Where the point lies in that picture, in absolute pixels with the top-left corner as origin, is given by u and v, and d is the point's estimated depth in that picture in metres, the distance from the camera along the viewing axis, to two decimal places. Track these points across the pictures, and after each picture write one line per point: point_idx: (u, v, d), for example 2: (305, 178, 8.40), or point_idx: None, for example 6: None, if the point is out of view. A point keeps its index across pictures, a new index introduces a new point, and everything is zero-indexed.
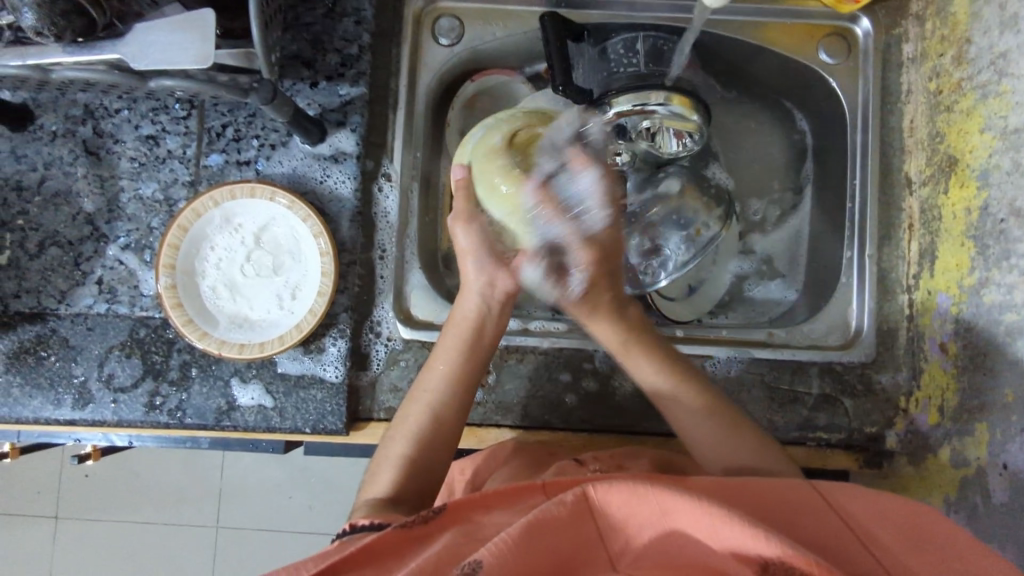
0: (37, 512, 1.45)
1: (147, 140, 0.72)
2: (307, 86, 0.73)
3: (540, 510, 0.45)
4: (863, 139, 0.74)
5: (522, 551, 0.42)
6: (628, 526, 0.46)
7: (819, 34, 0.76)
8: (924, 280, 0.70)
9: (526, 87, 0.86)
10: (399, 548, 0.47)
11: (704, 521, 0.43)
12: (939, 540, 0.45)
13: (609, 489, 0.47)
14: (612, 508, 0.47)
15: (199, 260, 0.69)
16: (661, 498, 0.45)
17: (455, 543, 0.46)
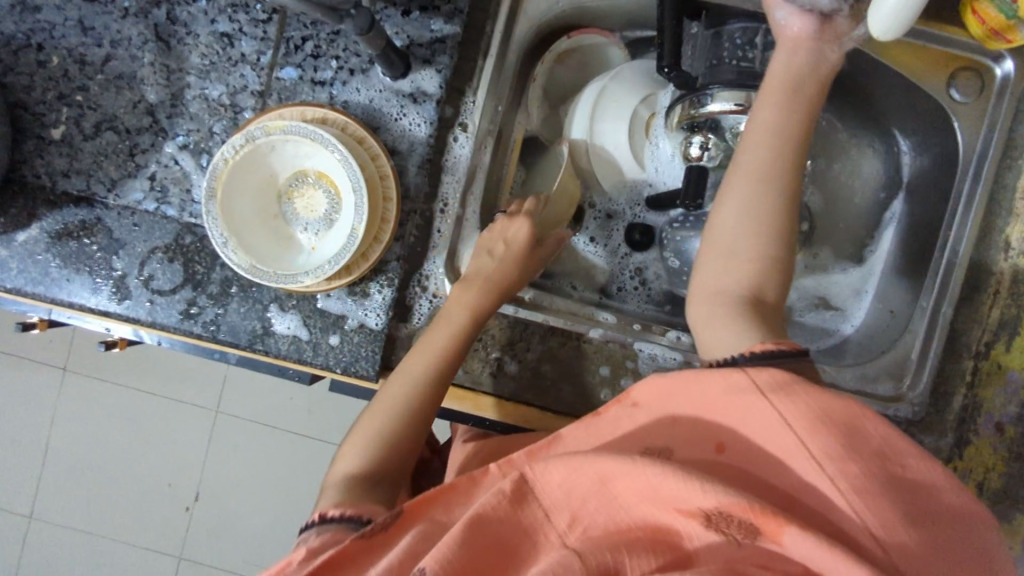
0: (47, 363, 1.48)
1: (221, 38, 0.67)
2: (398, 13, 0.68)
3: (479, 506, 0.46)
4: (970, 189, 0.69)
5: (467, 550, 0.44)
6: (572, 501, 0.47)
7: (954, 66, 0.70)
8: (996, 352, 0.68)
9: (621, 53, 0.81)
10: (365, 557, 0.47)
11: (643, 485, 0.46)
12: (875, 443, 0.43)
13: (546, 470, 0.48)
14: (551, 486, 0.48)
15: (246, 196, 0.64)
16: (598, 468, 0.47)
17: (417, 542, 0.47)
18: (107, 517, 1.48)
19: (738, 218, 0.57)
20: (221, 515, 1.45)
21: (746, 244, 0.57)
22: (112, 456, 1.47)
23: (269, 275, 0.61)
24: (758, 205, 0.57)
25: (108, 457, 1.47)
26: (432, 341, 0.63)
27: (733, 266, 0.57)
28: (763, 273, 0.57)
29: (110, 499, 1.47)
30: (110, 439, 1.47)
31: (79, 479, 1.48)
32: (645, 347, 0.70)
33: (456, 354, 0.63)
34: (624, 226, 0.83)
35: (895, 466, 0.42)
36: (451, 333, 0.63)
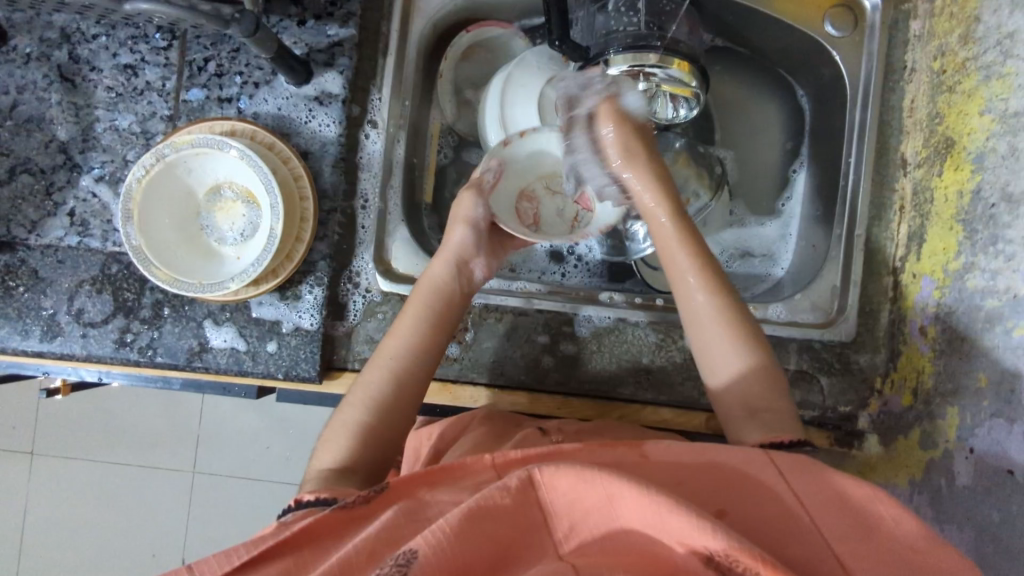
0: (13, 446, 1.45)
1: (125, 69, 0.69)
2: (294, 23, 0.70)
3: (484, 497, 0.43)
4: (861, 117, 0.73)
5: (462, 545, 0.41)
6: (577, 508, 0.44)
7: (827, 5, 0.74)
8: (909, 263, 0.70)
9: (524, 42, 0.84)
10: (343, 525, 0.47)
11: (649, 513, 0.42)
12: (882, 529, 0.43)
13: (556, 473, 0.44)
14: (557, 492, 0.44)
15: (162, 215, 0.65)
16: (608, 485, 0.43)
17: (393, 521, 0.45)
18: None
19: (705, 323, 0.61)
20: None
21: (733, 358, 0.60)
22: (90, 533, 1.43)
23: (194, 287, 0.62)
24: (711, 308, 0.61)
25: (86, 536, 1.43)
26: (365, 381, 0.62)
27: (716, 336, 0.60)
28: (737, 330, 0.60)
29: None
30: (84, 516, 1.43)
31: (58, 563, 1.43)
32: (580, 311, 0.72)
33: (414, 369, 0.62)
34: None
35: (901, 548, 0.42)
36: (387, 372, 0.61)
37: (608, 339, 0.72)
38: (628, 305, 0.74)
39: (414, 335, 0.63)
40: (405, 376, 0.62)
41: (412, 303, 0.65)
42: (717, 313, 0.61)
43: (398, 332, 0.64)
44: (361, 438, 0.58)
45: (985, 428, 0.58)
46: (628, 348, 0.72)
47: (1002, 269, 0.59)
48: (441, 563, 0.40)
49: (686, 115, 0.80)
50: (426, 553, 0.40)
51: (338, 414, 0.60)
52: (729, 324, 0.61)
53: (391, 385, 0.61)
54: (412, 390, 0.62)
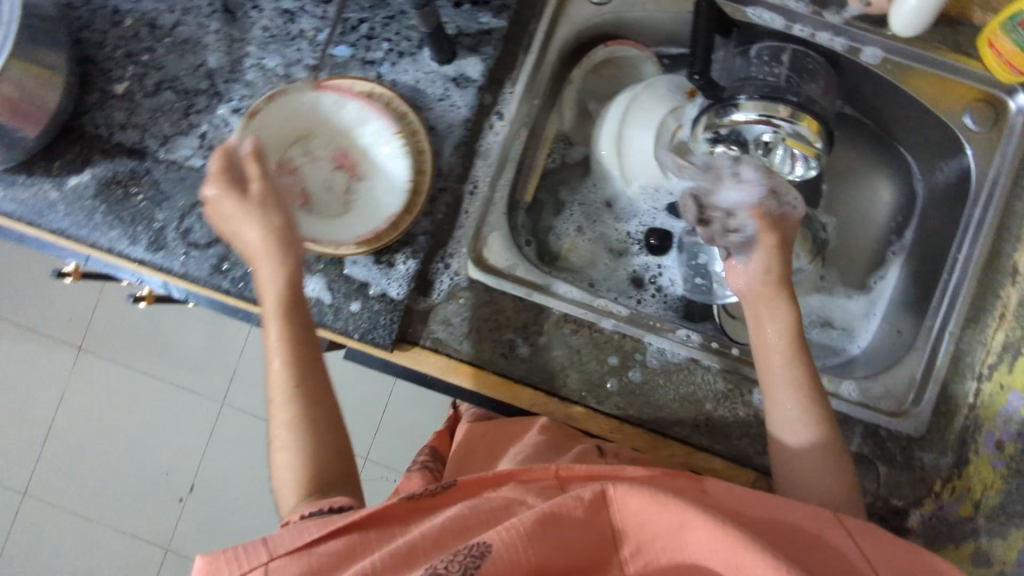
0: (66, 335, 1.51)
1: (284, 14, 0.72)
2: (450, 4, 0.72)
3: (558, 504, 0.48)
4: (980, 216, 0.72)
5: (534, 545, 0.46)
6: (644, 528, 0.49)
7: (971, 97, 0.74)
8: (999, 373, 0.69)
9: (654, 67, 0.84)
10: (410, 514, 0.52)
11: (719, 548, 0.46)
12: None
13: (628, 494, 0.50)
14: (629, 510, 0.50)
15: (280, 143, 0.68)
16: (679, 514, 0.48)
17: (463, 513, 0.50)
18: (100, 499, 1.47)
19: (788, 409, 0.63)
20: (213, 508, 1.44)
21: (804, 434, 0.62)
22: (115, 437, 1.48)
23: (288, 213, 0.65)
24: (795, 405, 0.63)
25: (111, 438, 1.48)
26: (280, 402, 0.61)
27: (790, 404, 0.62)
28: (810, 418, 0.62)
29: (106, 482, 1.47)
30: (114, 419, 1.48)
31: (79, 458, 1.48)
32: (654, 341, 0.73)
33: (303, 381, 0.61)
34: (643, 231, 0.85)
35: None
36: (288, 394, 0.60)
37: (676, 376, 0.73)
38: (702, 347, 0.74)
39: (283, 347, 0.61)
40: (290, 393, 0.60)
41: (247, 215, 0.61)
42: (804, 404, 0.62)
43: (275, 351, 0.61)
44: (295, 375, 0.61)
45: None
46: (693, 389, 0.73)
47: None
48: (515, 559, 0.45)
49: (801, 173, 0.78)
50: (496, 548, 0.45)
51: (264, 341, 0.62)
52: (807, 399, 0.62)
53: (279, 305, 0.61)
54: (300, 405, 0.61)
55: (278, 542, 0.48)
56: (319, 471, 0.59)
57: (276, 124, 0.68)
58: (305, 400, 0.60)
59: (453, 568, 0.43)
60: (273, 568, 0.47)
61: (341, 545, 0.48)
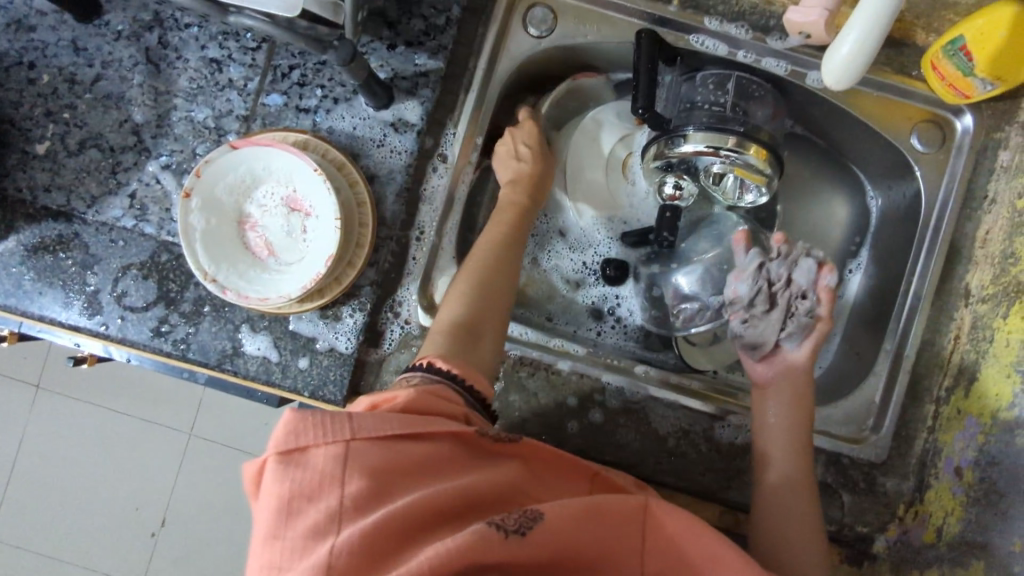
0: (22, 379, 1.46)
1: (211, 63, 0.69)
2: (383, 46, 0.70)
3: (611, 498, 0.46)
4: (932, 236, 0.72)
5: (581, 534, 0.44)
6: (673, 552, 0.47)
7: (918, 118, 0.73)
8: (956, 397, 0.68)
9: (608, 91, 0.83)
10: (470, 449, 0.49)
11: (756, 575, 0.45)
12: None
13: (670, 512, 0.47)
14: (665, 530, 0.47)
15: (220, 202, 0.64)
16: (711, 541, 0.46)
17: (516, 479, 0.49)
18: (68, 544, 1.43)
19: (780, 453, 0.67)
20: (188, 546, 1.41)
21: (792, 475, 0.66)
22: (78, 481, 1.43)
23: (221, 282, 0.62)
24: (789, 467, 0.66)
25: (73, 483, 1.43)
26: (469, 264, 0.66)
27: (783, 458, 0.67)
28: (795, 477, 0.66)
29: (74, 527, 1.43)
30: (75, 464, 1.43)
31: (43, 505, 1.44)
32: (613, 380, 0.72)
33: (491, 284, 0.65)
34: (598, 262, 0.83)
35: None
36: (462, 296, 0.63)
37: (637, 415, 0.71)
38: (660, 383, 0.73)
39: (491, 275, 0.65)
40: (477, 317, 0.62)
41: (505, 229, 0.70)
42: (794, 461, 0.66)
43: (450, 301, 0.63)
44: (480, 284, 0.64)
45: None
46: (654, 427, 0.71)
47: None
48: (563, 527, 0.43)
49: (752, 200, 0.77)
50: (550, 515, 0.43)
51: (450, 291, 0.65)
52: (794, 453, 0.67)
53: (489, 278, 0.65)
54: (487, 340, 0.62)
55: (363, 424, 0.44)
56: (472, 322, 0.62)
57: (206, 185, 0.63)
58: (490, 282, 0.65)
59: (507, 522, 0.42)
60: (350, 449, 0.42)
61: (409, 450, 0.45)
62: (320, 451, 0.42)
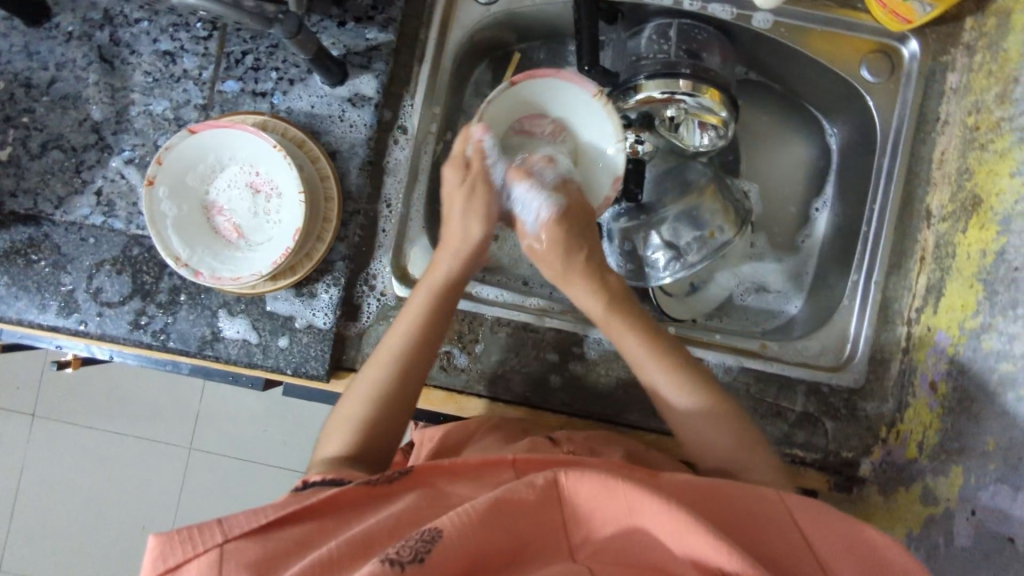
0: (13, 408, 1.43)
1: (164, 56, 0.70)
2: (334, 24, 0.71)
3: (510, 490, 0.45)
4: (889, 164, 0.73)
5: (482, 532, 0.43)
6: (594, 516, 0.46)
7: (865, 50, 0.74)
8: (925, 316, 0.69)
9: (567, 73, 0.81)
10: (364, 503, 0.49)
11: (669, 527, 0.44)
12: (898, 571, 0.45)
13: (579, 478, 0.46)
14: (579, 496, 0.46)
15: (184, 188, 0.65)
16: (629, 497, 0.45)
17: (415, 507, 0.48)
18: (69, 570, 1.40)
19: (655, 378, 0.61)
20: None
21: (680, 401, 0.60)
22: (78, 503, 1.40)
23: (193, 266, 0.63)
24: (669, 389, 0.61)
25: (74, 504, 1.41)
26: (381, 356, 0.62)
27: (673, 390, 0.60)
28: (697, 396, 0.60)
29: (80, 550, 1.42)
30: (74, 486, 1.41)
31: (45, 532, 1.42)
32: (592, 332, 0.72)
33: (402, 387, 0.61)
34: None
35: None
36: (373, 383, 0.61)
37: (618, 363, 0.72)
38: None
39: (401, 361, 0.62)
40: (380, 416, 0.60)
41: (422, 288, 0.65)
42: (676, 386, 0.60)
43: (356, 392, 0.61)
44: (397, 374, 0.61)
45: (988, 491, 0.58)
46: (636, 374, 0.72)
47: (1020, 334, 0.59)
48: (463, 542, 0.43)
49: (712, 144, 0.78)
50: (447, 534, 0.42)
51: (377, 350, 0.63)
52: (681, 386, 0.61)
53: (394, 378, 0.61)
54: (410, 398, 0.62)
55: (234, 523, 0.45)
56: (372, 434, 0.59)
57: (167, 170, 0.64)
58: (402, 377, 0.61)
59: (403, 553, 0.41)
60: (226, 552, 0.43)
61: (296, 532, 0.46)
62: (196, 564, 0.43)
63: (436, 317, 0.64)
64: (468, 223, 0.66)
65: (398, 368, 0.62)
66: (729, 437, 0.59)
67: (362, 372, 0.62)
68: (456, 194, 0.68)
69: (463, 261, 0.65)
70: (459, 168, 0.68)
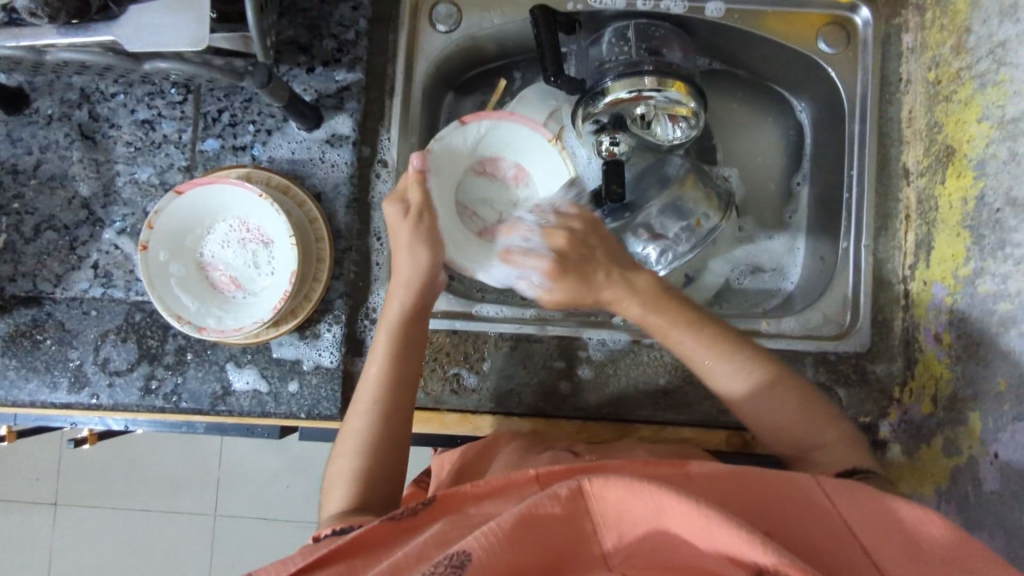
0: (33, 497, 1.42)
1: (143, 125, 0.72)
2: (303, 71, 0.73)
3: (536, 505, 0.45)
4: (861, 129, 0.74)
5: (514, 552, 0.43)
6: (623, 519, 0.46)
7: (819, 24, 0.76)
8: (920, 272, 0.70)
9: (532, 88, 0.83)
10: (389, 540, 0.49)
11: (698, 525, 0.44)
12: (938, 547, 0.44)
13: (604, 483, 0.47)
14: (605, 502, 0.47)
15: (178, 245, 0.66)
16: (656, 498, 0.45)
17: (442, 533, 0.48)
18: None
19: (722, 372, 0.63)
20: None
21: (740, 386, 0.63)
22: None
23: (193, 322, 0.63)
24: (737, 374, 0.62)
25: None
26: (359, 404, 0.62)
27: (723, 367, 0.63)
28: (754, 376, 0.62)
29: None
30: (107, 566, 1.40)
31: None
32: (593, 334, 0.73)
33: (389, 430, 0.61)
34: None
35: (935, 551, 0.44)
36: (359, 435, 0.61)
37: (625, 361, 0.73)
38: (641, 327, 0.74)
39: (382, 403, 0.62)
40: (372, 466, 0.60)
41: (382, 329, 0.65)
42: (737, 365, 0.62)
43: (349, 433, 0.62)
44: (376, 419, 0.61)
45: (1008, 432, 0.58)
46: (643, 370, 0.73)
47: (1012, 273, 0.60)
48: (494, 560, 0.43)
49: (685, 135, 0.79)
50: (478, 555, 0.42)
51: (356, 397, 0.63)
52: (738, 363, 0.63)
53: (377, 424, 0.61)
54: (397, 442, 0.62)
55: None
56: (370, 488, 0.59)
57: (159, 234, 0.65)
58: (383, 422, 0.61)
59: None
60: None
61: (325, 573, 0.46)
62: None
63: (403, 354, 0.64)
64: (415, 253, 0.65)
65: (384, 410, 0.62)
66: (795, 409, 0.62)
67: (348, 422, 0.62)
68: (401, 224, 0.65)
69: (417, 294, 0.65)
70: (400, 201, 0.66)
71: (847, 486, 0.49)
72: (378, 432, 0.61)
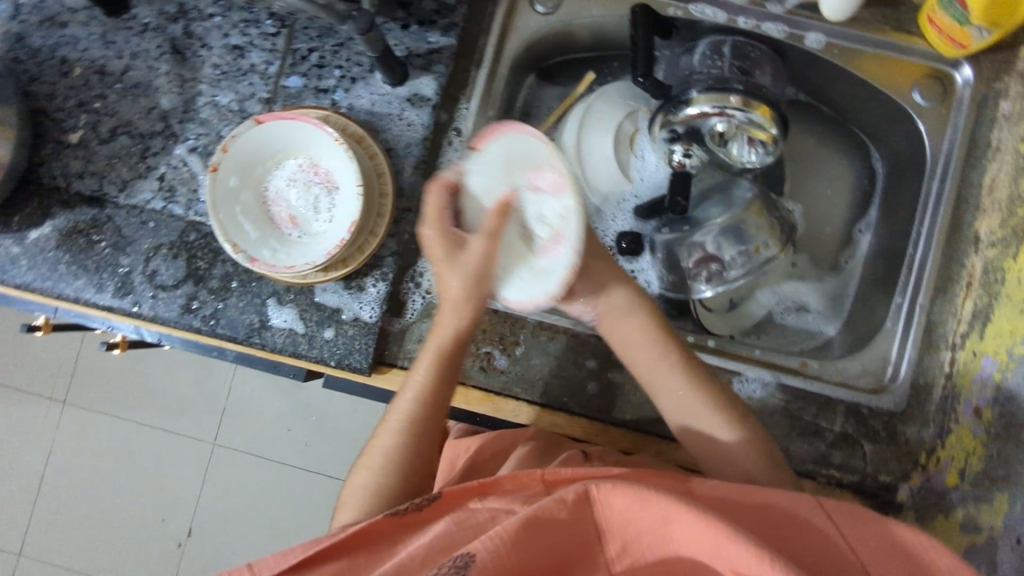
0: (45, 391, 1.45)
1: (233, 50, 0.72)
2: (398, 26, 0.73)
3: (540, 508, 0.46)
4: (938, 188, 0.73)
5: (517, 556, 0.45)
6: (630, 527, 0.47)
7: (917, 75, 0.75)
8: (971, 341, 0.69)
9: (617, 86, 0.83)
10: (391, 533, 0.51)
11: (706, 537, 0.44)
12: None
13: (610, 492, 0.47)
14: (612, 510, 0.47)
15: (248, 171, 0.67)
16: (663, 508, 0.45)
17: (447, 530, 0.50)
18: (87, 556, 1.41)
19: (668, 389, 0.63)
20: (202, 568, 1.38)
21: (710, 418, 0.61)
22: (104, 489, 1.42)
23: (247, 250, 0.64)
24: (685, 397, 0.62)
25: (102, 491, 1.42)
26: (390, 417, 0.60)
27: (682, 393, 0.63)
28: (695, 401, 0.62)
29: (95, 540, 1.42)
30: (101, 473, 1.42)
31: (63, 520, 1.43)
32: None
33: (413, 450, 0.59)
34: (612, 238, 0.83)
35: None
36: (383, 450, 0.58)
37: None
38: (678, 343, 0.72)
39: (408, 426, 0.59)
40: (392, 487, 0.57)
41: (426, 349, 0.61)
42: (683, 385, 0.63)
43: (376, 445, 0.59)
44: (404, 438, 0.59)
45: None
46: None
47: None
48: (496, 564, 0.44)
49: (760, 159, 0.78)
50: (481, 559, 0.44)
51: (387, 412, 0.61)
52: (690, 385, 0.63)
53: (398, 442, 0.59)
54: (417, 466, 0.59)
55: (264, 564, 0.48)
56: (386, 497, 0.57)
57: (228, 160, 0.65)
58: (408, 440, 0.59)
59: None
60: None
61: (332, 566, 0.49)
62: None
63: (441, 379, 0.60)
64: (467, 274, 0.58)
65: (413, 426, 0.59)
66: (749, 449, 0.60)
67: (375, 438, 0.60)
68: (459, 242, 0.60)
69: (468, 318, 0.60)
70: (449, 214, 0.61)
71: (858, 514, 0.48)
72: (401, 452, 0.58)
